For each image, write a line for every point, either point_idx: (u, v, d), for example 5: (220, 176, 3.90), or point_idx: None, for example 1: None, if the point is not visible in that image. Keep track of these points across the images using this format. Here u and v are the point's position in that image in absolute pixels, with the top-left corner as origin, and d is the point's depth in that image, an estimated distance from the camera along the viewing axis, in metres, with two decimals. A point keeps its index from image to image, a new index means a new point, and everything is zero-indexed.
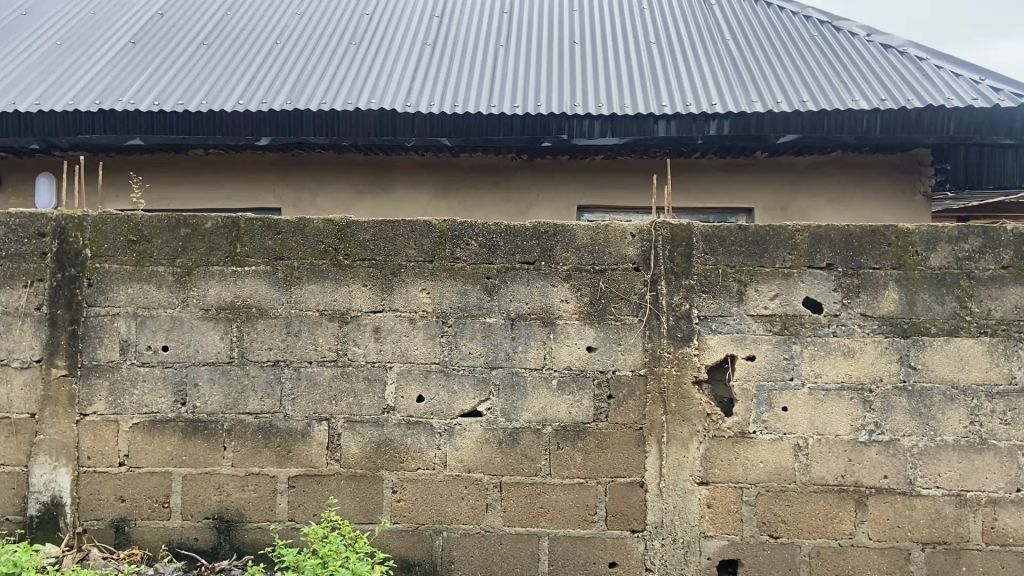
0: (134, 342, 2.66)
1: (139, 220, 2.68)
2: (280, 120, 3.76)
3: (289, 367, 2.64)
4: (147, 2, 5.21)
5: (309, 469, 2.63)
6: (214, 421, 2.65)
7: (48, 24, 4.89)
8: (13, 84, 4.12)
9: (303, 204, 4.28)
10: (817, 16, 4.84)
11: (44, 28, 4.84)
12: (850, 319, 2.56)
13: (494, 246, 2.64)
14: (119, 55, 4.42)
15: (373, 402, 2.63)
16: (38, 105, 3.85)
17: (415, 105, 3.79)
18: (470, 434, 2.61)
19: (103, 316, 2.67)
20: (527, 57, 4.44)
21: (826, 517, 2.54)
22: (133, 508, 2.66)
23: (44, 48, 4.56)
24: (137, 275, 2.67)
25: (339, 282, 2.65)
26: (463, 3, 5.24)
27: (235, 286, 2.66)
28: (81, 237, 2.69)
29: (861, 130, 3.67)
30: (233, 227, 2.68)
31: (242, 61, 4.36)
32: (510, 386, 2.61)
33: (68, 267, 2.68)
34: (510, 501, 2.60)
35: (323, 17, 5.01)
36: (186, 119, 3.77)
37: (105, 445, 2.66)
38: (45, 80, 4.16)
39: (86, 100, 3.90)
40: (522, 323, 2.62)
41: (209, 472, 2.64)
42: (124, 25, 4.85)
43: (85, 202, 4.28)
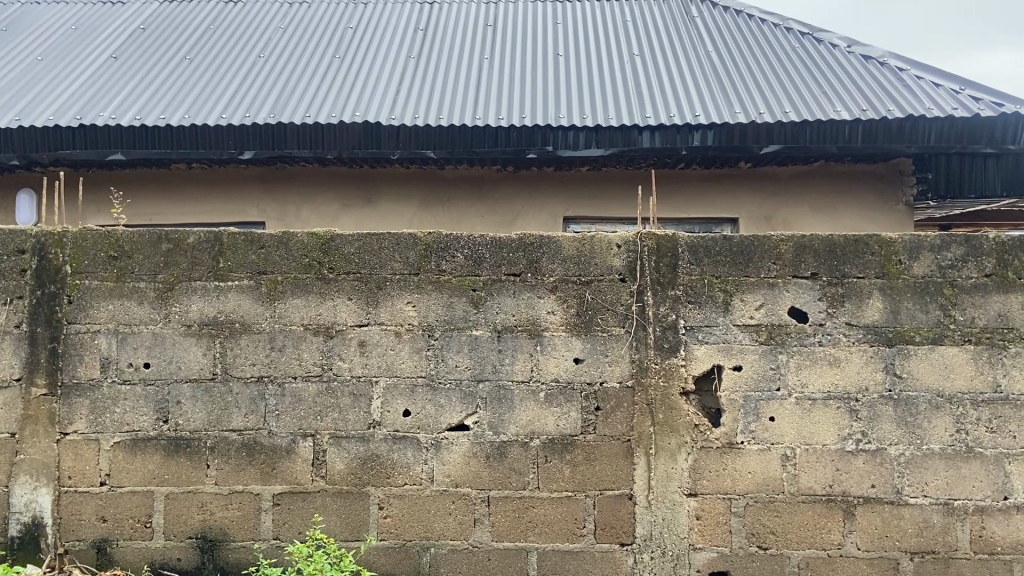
0: (115, 359, 2.62)
1: (120, 236, 2.65)
2: (263, 133, 3.74)
3: (273, 383, 2.62)
4: (128, 16, 5.18)
5: (294, 486, 2.60)
6: (197, 438, 2.61)
7: (28, 39, 4.85)
8: None
9: (287, 218, 4.24)
10: (798, 27, 4.87)
11: (23, 43, 4.80)
12: (835, 329, 2.56)
13: (480, 258, 2.63)
14: (101, 70, 4.39)
15: (359, 417, 2.60)
16: (18, 121, 3.82)
17: (399, 117, 3.78)
18: (457, 448, 2.59)
19: (83, 333, 2.63)
20: (511, 68, 4.45)
21: (815, 527, 2.54)
22: (114, 529, 2.62)
23: (23, 63, 4.52)
24: (118, 292, 2.64)
25: (324, 297, 2.63)
26: (447, 16, 5.25)
27: (218, 302, 2.64)
28: (61, 254, 2.66)
29: (844, 139, 3.69)
30: (216, 242, 2.65)
31: (225, 74, 4.34)
32: (497, 399, 2.59)
33: (48, 284, 2.64)
34: (498, 516, 2.58)
35: (306, 30, 5.00)
36: (169, 133, 3.74)
37: (86, 465, 2.62)
38: (25, 95, 4.12)
39: (67, 115, 3.87)
40: (508, 336, 2.61)
41: (192, 490, 2.61)
42: (105, 39, 4.82)
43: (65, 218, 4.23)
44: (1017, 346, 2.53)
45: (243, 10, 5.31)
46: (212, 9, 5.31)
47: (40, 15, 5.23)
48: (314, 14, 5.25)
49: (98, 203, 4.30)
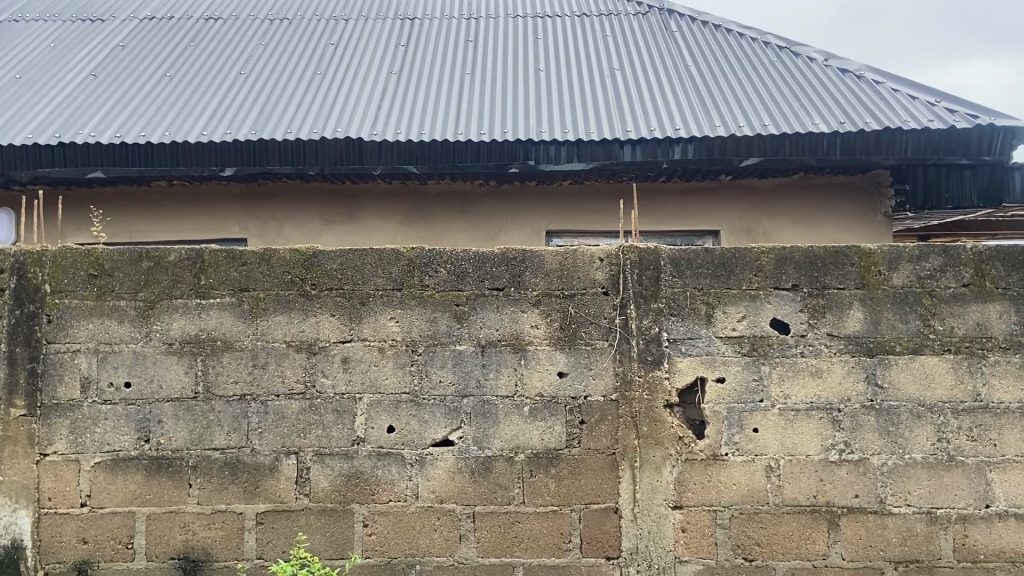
0: (96, 379, 2.60)
1: (100, 254, 2.63)
2: (245, 150, 3.73)
3: (256, 401, 2.60)
4: (107, 33, 5.16)
5: (277, 504, 2.58)
6: (179, 457, 2.59)
7: (6, 57, 4.83)
8: None
9: (269, 235, 4.21)
10: (776, 41, 4.93)
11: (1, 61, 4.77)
12: (816, 340, 2.58)
13: (463, 273, 2.64)
14: (80, 88, 4.37)
15: (342, 434, 2.59)
16: None
17: (381, 133, 3.79)
18: (442, 464, 2.58)
19: (63, 353, 2.61)
20: (492, 84, 4.47)
21: (800, 538, 2.54)
22: (96, 550, 2.58)
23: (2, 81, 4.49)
24: (98, 310, 2.62)
25: (307, 313, 2.62)
26: (428, 32, 5.27)
27: (200, 319, 2.63)
28: (40, 273, 2.63)
29: (822, 152, 3.73)
30: (197, 259, 2.64)
31: (205, 91, 4.33)
32: (481, 414, 2.59)
33: (27, 303, 2.62)
34: (484, 531, 2.57)
35: (286, 47, 5.00)
36: (149, 150, 3.73)
37: (66, 486, 2.59)
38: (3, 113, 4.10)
39: (46, 133, 3.85)
40: (492, 350, 2.61)
41: (174, 510, 2.58)
42: (84, 57, 4.79)
43: (43, 237, 4.20)
44: (995, 354, 2.56)
45: (223, 27, 5.31)
46: (192, 26, 5.30)
47: (18, 33, 5.20)
48: (294, 31, 5.25)
49: (76, 222, 4.27)
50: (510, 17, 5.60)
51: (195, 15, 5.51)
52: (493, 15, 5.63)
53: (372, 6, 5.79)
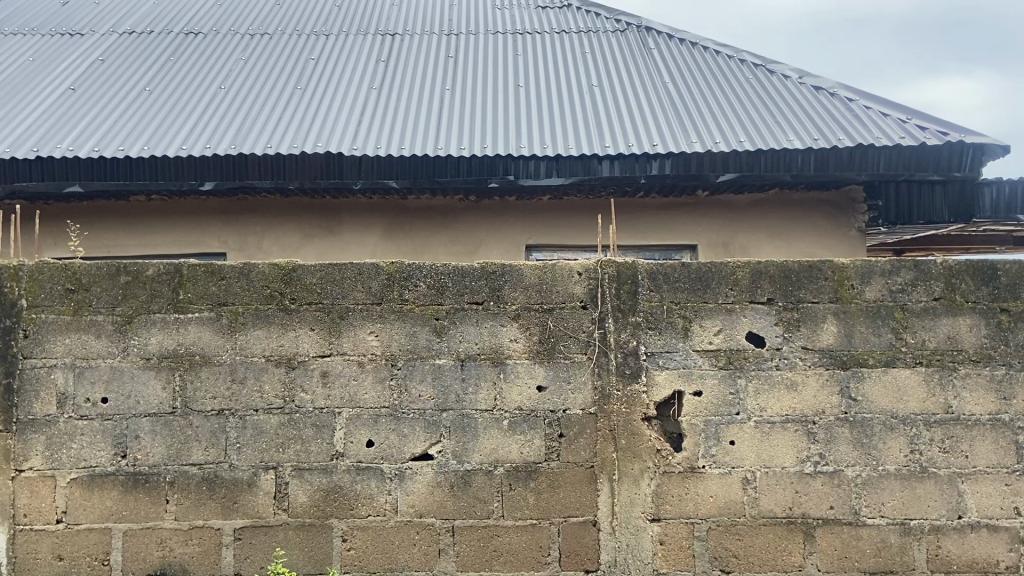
0: (72, 394, 2.58)
1: (77, 268, 2.63)
2: (225, 164, 3.73)
3: (234, 416, 2.59)
4: (86, 47, 5.15)
5: (255, 520, 2.57)
6: (156, 473, 2.57)
7: None
8: None
9: (248, 248, 4.21)
10: (752, 58, 4.99)
11: None
12: (792, 353, 2.61)
13: (443, 287, 2.65)
14: (57, 102, 4.35)
15: (321, 448, 2.59)
16: None
17: (361, 148, 3.81)
18: (421, 477, 2.58)
19: (40, 368, 2.59)
20: (472, 99, 4.50)
21: (776, 550, 2.57)
22: (71, 567, 2.56)
23: None
24: (75, 325, 2.61)
25: (285, 327, 2.63)
26: (408, 48, 5.30)
27: (178, 334, 2.62)
28: (16, 287, 2.62)
29: (797, 167, 3.79)
30: (175, 274, 2.64)
31: (185, 106, 4.33)
32: (461, 428, 2.60)
33: (3, 318, 2.61)
34: (463, 545, 2.57)
35: (266, 62, 5.01)
36: (128, 164, 3.73)
37: (41, 502, 2.56)
38: None
39: (24, 147, 3.83)
40: (471, 364, 2.62)
41: (151, 526, 2.57)
42: (62, 71, 4.78)
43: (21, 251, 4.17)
44: (967, 367, 2.60)
45: (203, 42, 5.31)
46: (172, 41, 5.30)
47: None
48: (274, 46, 5.26)
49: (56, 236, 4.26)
50: (490, 34, 5.64)
51: (175, 30, 5.51)
52: (473, 31, 5.67)
53: (353, 21, 5.81)
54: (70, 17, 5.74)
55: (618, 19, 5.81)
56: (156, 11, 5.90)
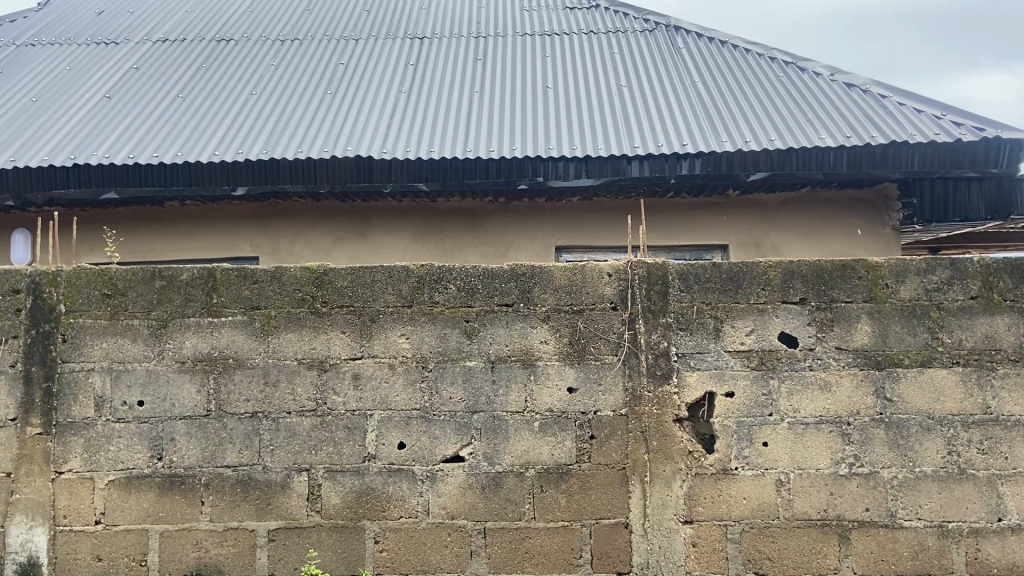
0: (109, 398, 2.63)
1: (114, 273, 2.67)
2: (257, 169, 3.77)
3: (267, 418, 2.62)
4: (122, 55, 5.24)
5: (289, 521, 2.59)
6: (192, 475, 2.61)
7: (24, 79, 4.90)
8: None
9: (281, 252, 4.26)
10: (782, 56, 4.95)
11: (18, 84, 4.84)
12: (825, 353, 2.59)
13: (473, 289, 2.66)
14: (93, 110, 4.42)
15: (353, 450, 2.61)
16: (13, 161, 3.84)
17: (391, 151, 3.83)
18: (453, 480, 2.59)
19: (77, 372, 2.64)
20: (500, 101, 4.51)
21: (811, 552, 2.54)
22: (110, 567, 2.60)
23: (19, 103, 4.56)
24: (112, 329, 2.65)
25: (317, 330, 2.65)
26: (437, 51, 5.31)
27: (212, 337, 2.65)
28: (55, 292, 2.67)
29: (829, 165, 3.74)
30: (209, 278, 2.67)
31: (217, 112, 4.39)
32: (491, 430, 2.60)
33: (43, 322, 2.65)
34: (495, 548, 2.57)
35: (297, 67, 5.06)
36: (162, 170, 3.78)
37: (80, 504, 2.61)
38: (22, 134, 4.16)
39: (61, 154, 3.90)
40: (502, 366, 2.62)
41: (187, 527, 2.60)
42: (98, 80, 4.86)
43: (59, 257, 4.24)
44: (1005, 367, 2.55)
45: (235, 48, 5.38)
46: (206, 48, 5.38)
47: (32, 57, 5.26)
48: (304, 51, 5.32)
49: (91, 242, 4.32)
50: (518, 35, 5.64)
51: (208, 37, 5.59)
52: (501, 33, 5.67)
53: (382, 26, 5.86)
54: (103, 27, 5.83)
55: (646, 19, 5.79)
56: (189, 19, 5.99)
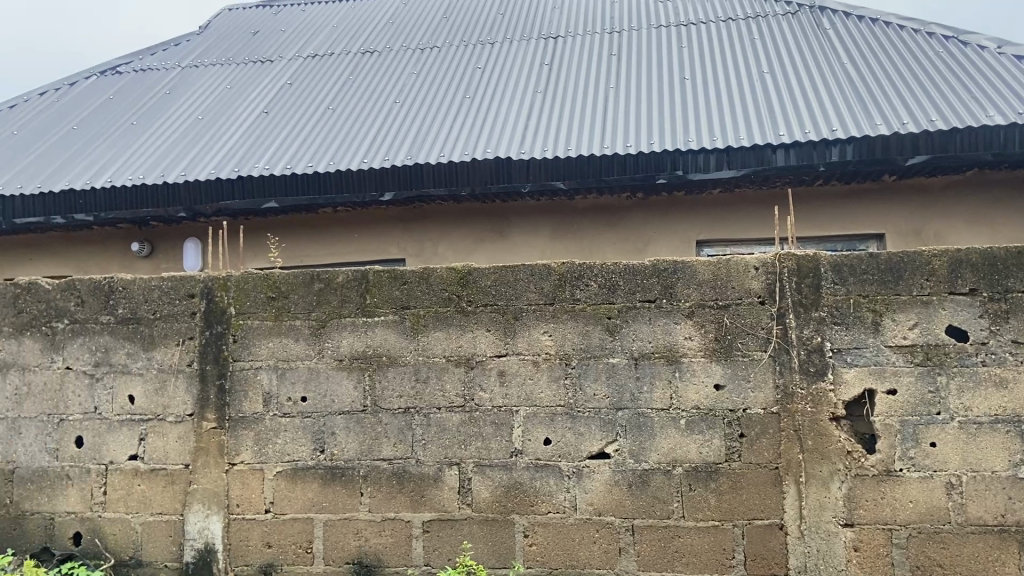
0: (276, 393, 2.80)
1: (277, 277, 2.85)
2: (402, 174, 3.92)
3: (419, 414, 2.72)
4: (276, 72, 5.58)
5: (442, 514, 2.68)
6: (351, 467, 2.74)
7: (192, 99, 5.30)
8: (164, 155, 4.48)
9: (425, 253, 4.40)
10: (938, 31, 4.64)
11: (188, 104, 5.24)
12: (1000, 348, 2.40)
13: (615, 286, 2.65)
14: (254, 125, 4.74)
15: (501, 445, 2.67)
16: (185, 175, 4.16)
17: (529, 151, 3.88)
18: (599, 476, 2.59)
19: (247, 370, 2.83)
20: (637, 96, 4.47)
21: (987, 560, 2.38)
22: (279, 554, 2.76)
23: (189, 122, 4.94)
24: (277, 330, 2.83)
25: (464, 329, 2.73)
26: (572, 49, 5.33)
27: (367, 336, 2.78)
28: (225, 296, 2.87)
29: (998, 145, 3.46)
30: (363, 279, 2.80)
31: (365, 121, 4.60)
32: (637, 427, 2.59)
33: (215, 324, 2.85)
34: (644, 545, 2.56)
35: (436, 74, 5.21)
36: (315, 179, 4.00)
37: (252, 493, 2.78)
38: (192, 150, 4.50)
39: (227, 168, 4.20)
40: (646, 363, 2.60)
41: (348, 517, 2.73)
42: (257, 96, 5.21)
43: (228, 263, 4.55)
44: None
45: (379, 60, 5.61)
46: (351, 60, 5.64)
47: (197, 77, 5.68)
48: (443, 58, 5.47)
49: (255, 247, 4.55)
50: (653, 28, 5.57)
51: (353, 50, 5.86)
52: (635, 27, 5.62)
53: (516, 27, 5.93)
54: (256, 46, 6.22)
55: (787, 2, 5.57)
56: (335, 33, 6.30)
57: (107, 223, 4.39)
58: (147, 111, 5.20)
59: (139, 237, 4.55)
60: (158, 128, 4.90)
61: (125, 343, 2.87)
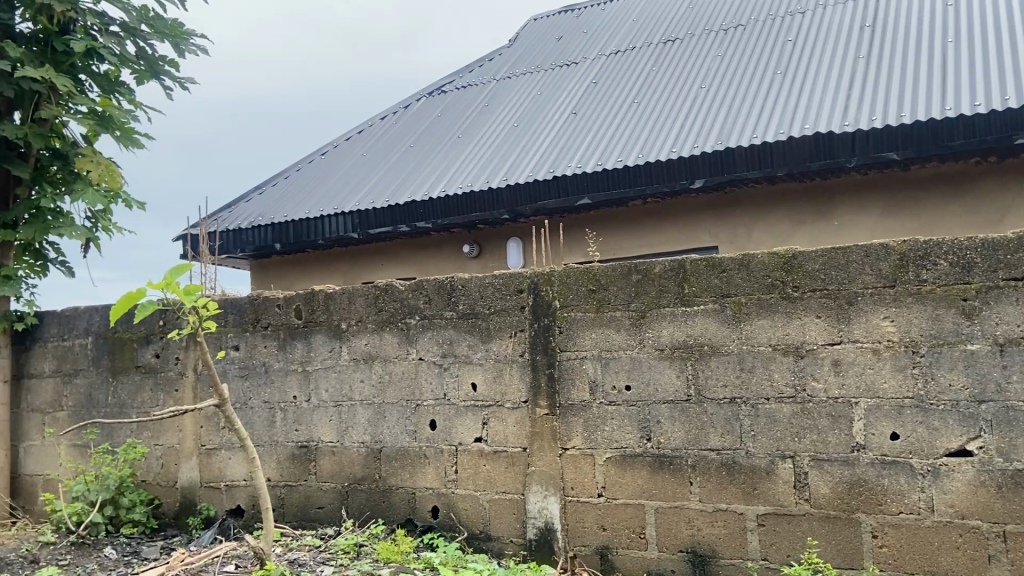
0: (602, 382, 2.90)
1: (597, 270, 2.94)
2: (713, 160, 3.88)
3: (747, 404, 2.65)
4: (583, 73, 5.80)
5: (778, 507, 2.59)
6: (679, 457, 2.75)
7: (509, 108, 5.70)
8: (488, 162, 4.88)
9: (739, 240, 4.27)
10: None
11: (505, 112, 5.65)
12: None
13: (970, 264, 2.38)
14: (565, 126, 4.97)
15: (839, 439, 2.51)
16: (507, 180, 4.49)
17: (854, 122, 3.66)
18: (960, 475, 2.35)
19: (573, 359, 2.96)
20: (982, 50, 4.00)
21: None
22: (614, 537, 2.84)
23: (507, 129, 5.32)
24: (599, 321, 2.92)
25: (791, 316, 2.60)
26: (896, 7, 4.86)
27: (688, 325, 2.77)
28: (550, 290, 3.02)
29: None
30: (681, 269, 2.80)
31: (672, 110, 4.60)
32: (1007, 422, 2.30)
33: (542, 317, 3.02)
34: (1018, 552, 2.28)
35: (744, 53, 5.05)
36: (626, 173, 4.09)
37: (585, 478, 2.90)
38: (512, 155, 4.85)
39: (543, 169, 4.46)
40: (1014, 350, 2.31)
41: (679, 506, 2.74)
42: (567, 98, 5.46)
43: (550, 258, 4.77)
44: None
45: (683, 46, 5.57)
46: (654, 51, 5.67)
47: (511, 87, 6.09)
48: (750, 35, 5.28)
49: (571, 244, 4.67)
50: None
51: (656, 40, 5.89)
52: None
53: None
54: (560, 50, 6.51)
55: None
56: (637, 27, 6.37)
57: (442, 229, 4.85)
58: (469, 124, 5.69)
59: (469, 239, 4.97)
60: (481, 137, 5.35)
61: (467, 335, 3.16)
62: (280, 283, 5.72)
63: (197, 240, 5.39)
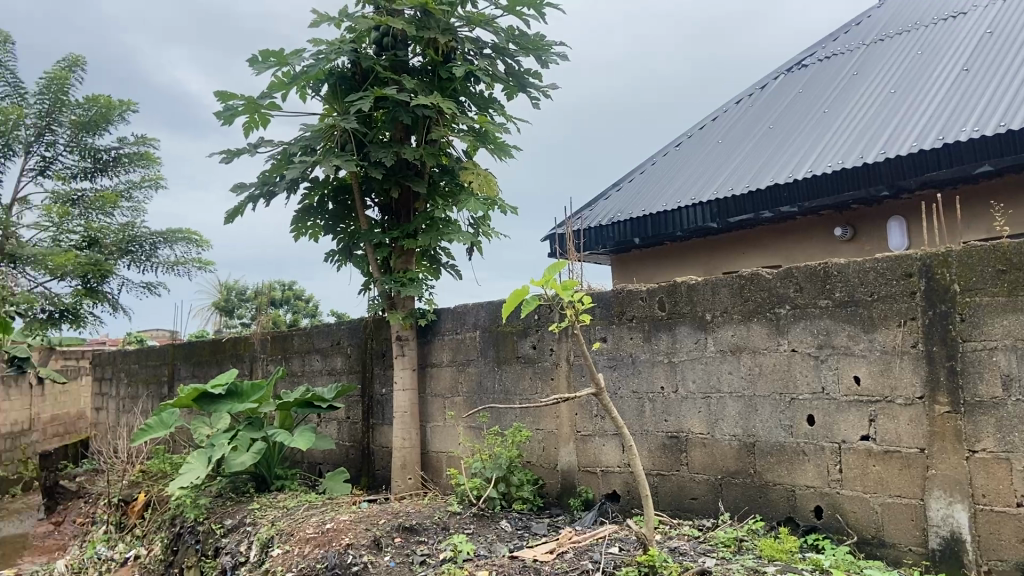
0: (1020, 376, 2.51)
1: (1009, 248, 2.55)
2: None
3: None
4: (974, 23, 5.06)
5: None
6: None
7: (882, 74, 5.18)
8: (861, 135, 4.49)
9: None
10: None
11: (877, 79, 5.15)
12: None
13: None
14: (956, 85, 4.39)
15: None
16: (885, 152, 4.09)
17: None
18: None
19: (981, 350, 2.60)
20: None
21: None
22: None
23: (881, 97, 4.84)
24: (1013, 306, 2.54)
25: None
26: None
27: None
28: (948, 272, 2.68)
29: None
30: None
31: None
32: None
33: (939, 303, 2.69)
34: None
35: None
36: None
37: (1000, 484, 2.53)
38: (889, 125, 4.41)
39: (930, 136, 3.98)
40: None
41: None
42: (955, 54, 4.81)
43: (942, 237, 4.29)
44: None
45: None
46: None
47: (883, 51, 5.53)
48: None
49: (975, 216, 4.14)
50: None
51: None
52: None
53: None
54: (943, 2, 5.75)
55: None
56: None
57: (810, 212, 4.59)
58: (835, 97, 5.29)
59: (840, 221, 4.67)
60: (851, 110, 4.94)
61: (845, 325, 2.94)
62: (640, 276, 5.87)
63: (564, 239, 5.79)
